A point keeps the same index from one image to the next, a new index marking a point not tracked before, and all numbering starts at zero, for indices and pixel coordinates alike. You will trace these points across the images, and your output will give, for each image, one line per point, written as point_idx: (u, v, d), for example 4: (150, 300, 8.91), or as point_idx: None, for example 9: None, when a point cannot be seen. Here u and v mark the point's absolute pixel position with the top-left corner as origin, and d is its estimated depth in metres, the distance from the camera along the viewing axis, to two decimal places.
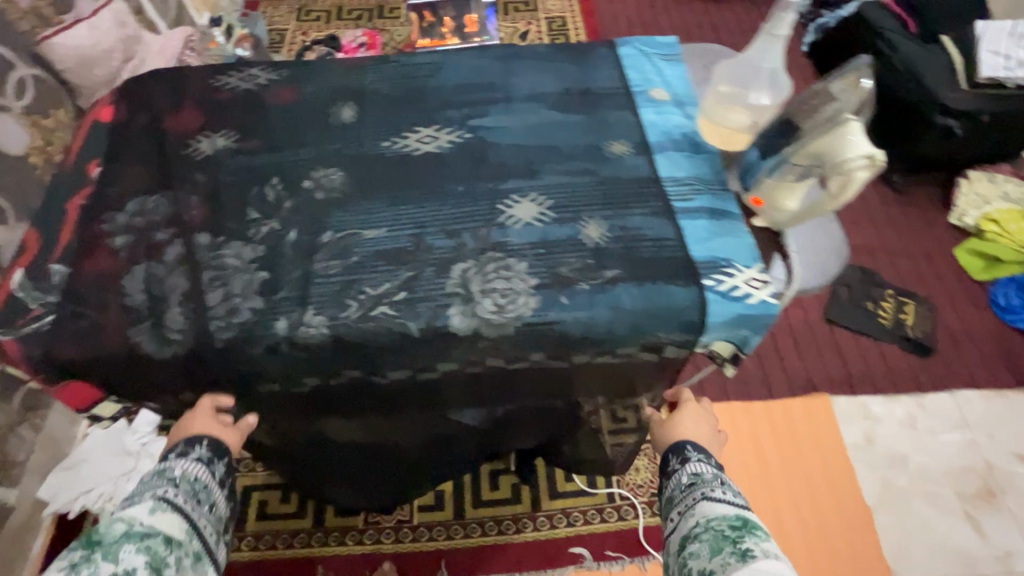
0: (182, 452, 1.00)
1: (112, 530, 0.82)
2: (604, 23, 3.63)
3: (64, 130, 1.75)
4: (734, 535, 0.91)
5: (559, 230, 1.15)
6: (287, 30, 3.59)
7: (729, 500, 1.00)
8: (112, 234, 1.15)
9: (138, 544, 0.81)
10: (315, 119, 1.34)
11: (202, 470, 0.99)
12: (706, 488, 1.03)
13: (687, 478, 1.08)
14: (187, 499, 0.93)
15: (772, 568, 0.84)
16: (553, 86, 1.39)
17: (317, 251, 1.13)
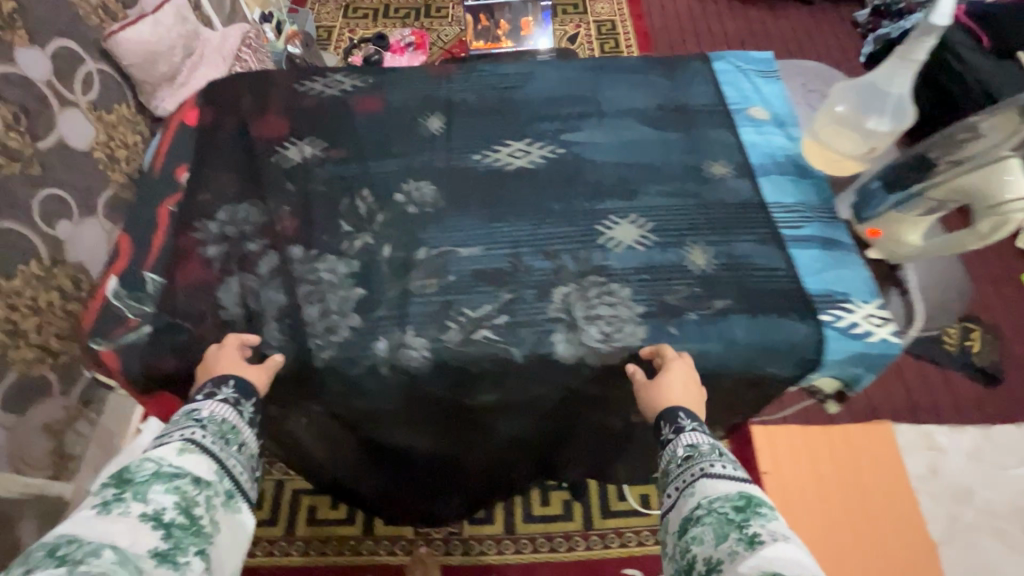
0: (209, 393, 0.89)
1: (141, 470, 0.73)
2: (655, 27, 3.51)
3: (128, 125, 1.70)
4: (742, 519, 0.71)
5: (662, 255, 1.11)
6: (335, 27, 3.56)
7: (729, 475, 0.79)
8: (205, 242, 1.13)
9: (166, 485, 0.72)
10: (404, 129, 1.31)
11: (229, 411, 0.87)
12: (702, 465, 0.81)
13: (681, 450, 0.85)
14: (215, 440, 0.82)
15: (787, 557, 0.65)
16: (646, 101, 1.34)
17: (414, 268, 1.10)
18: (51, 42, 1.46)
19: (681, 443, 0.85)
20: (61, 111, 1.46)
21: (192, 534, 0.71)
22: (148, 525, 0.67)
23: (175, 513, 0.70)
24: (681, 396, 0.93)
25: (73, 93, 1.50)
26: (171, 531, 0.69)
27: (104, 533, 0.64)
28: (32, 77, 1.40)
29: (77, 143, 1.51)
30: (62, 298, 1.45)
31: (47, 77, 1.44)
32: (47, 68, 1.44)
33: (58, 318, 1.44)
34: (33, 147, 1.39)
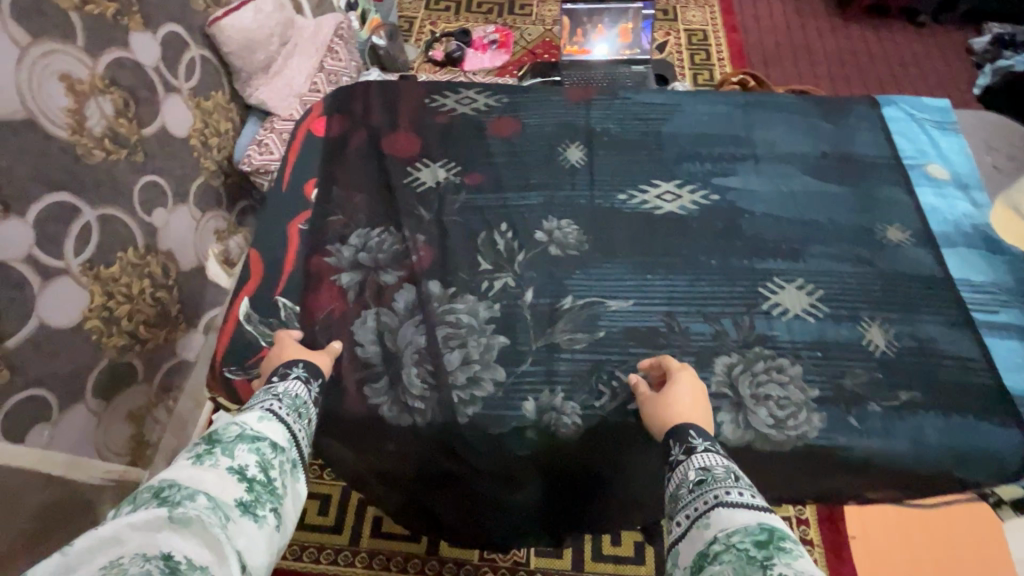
0: (282, 372, 0.83)
1: (226, 430, 0.67)
2: (749, 29, 3.10)
3: (223, 113, 1.63)
4: (764, 558, 0.56)
5: (836, 330, 1.00)
6: (416, 18, 3.42)
7: (749, 502, 0.63)
8: (338, 269, 1.07)
9: (250, 444, 0.66)
10: (541, 158, 1.22)
11: (302, 388, 0.81)
12: (717, 490, 0.66)
13: (693, 474, 0.70)
14: (290, 412, 0.75)
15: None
16: (808, 147, 1.22)
17: (559, 319, 1.01)
18: (162, 26, 1.40)
19: (694, 466, 0.70)
20: (166, 97, 1.40)
21: (272, 494, 0.63)
22: (234, 478, 0.61)
23: (257, 471, 0.64)
24: (688, 410, 0.82)
25: (177, 79, 1.44)
26: (254, 486, 0.62)
27: (194, 481, 0.59)
28: (143, 61, 1.33)
29: (179, 130, 1.45)
30: (153, 286, 1.37)
31: (155, 62, 1.37)
32: (157, 53, 1.38)
33: (147, 304, 1.35)
34: (139, 134, 1.33)
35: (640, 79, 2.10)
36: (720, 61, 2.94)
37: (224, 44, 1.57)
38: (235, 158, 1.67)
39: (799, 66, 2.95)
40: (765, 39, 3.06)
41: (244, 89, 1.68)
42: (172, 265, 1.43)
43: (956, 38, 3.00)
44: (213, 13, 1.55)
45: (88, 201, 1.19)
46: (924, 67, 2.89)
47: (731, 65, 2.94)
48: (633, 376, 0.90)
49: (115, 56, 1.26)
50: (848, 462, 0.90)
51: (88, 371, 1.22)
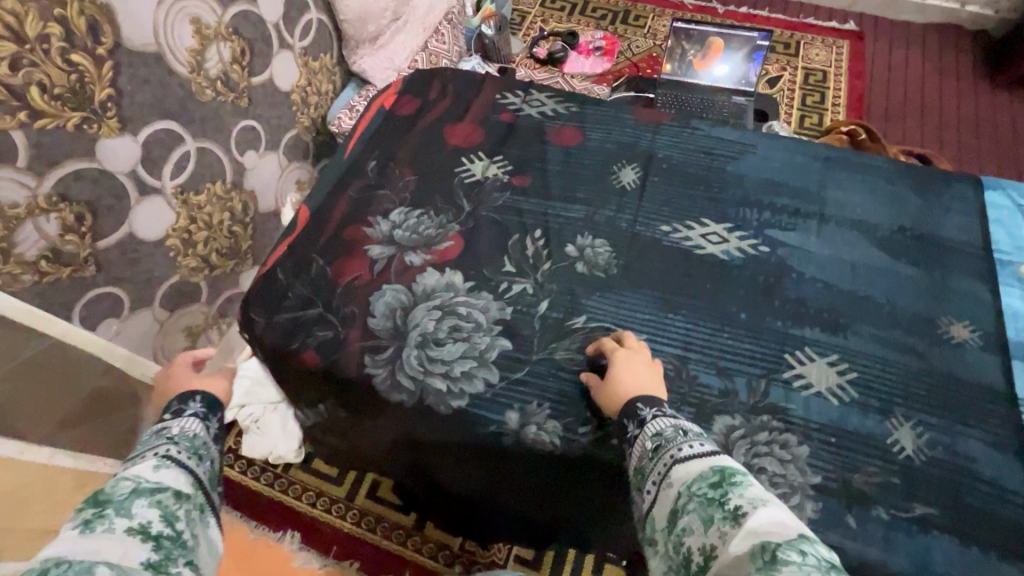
0: (176, 411, 0.81)
1: (119, 487, 0.64)
2: (874, 74, 2.87)
3: (326, 75, 1.74)
4: (721, 496, 0.61)
5: (859, 419, 0.92)
6: (529, 14, 3.45)
7: (699, 452, 0.68)
8: (372, 241, 1.12)
9: (148, 498, 0.64)
10: (595, 174, 1.20)
11: (200, 426, 0.81)
12: (671, 449, 0.70)
13: (649, 442, 0.73)
14: (189, 455, 0.75)
15: (774, 521, 0.56)
16: (885, 218, 1.12)
17: (566, 337, 1.01)
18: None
19: (647, 433, 0.74)
20: (278, 52, 1.49)
21: (182, 546, 0.62)
22: (134, 539, 0.59)
23: (161, 526, 0.62)
24: (634, 384, 0.86)
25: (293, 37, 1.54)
26: (159, 543, 0.60)
27: (90, 551, 0.56)
28: (266, 16, 1.42)
29: (282, 84, 1.54)
30: (232, 220, 1.48)
31: (277, 19, 1.46)
32: (279, 10, 1.46)
33: (222, 236, 1.47)
34: (248, 82, 1.42)
35: (738, 112, 2.00)
36: (835, 107, 2.74)
37: (341, 11, 1.66)
38: (327, 117, 1.79)
39: (922, 127, 2.68)
40: (892, 91, 2.81)
41: (350, 57, 1.80)
42: (252, 203, 1.55)
43: None
44: None
45: (191, 133, 1.29)
46: None
47: (845, 113, 2.72)
48: (583, 374, 0.93)
49: (241, 9, 1.33)
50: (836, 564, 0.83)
51: (158, 284, 1.33)
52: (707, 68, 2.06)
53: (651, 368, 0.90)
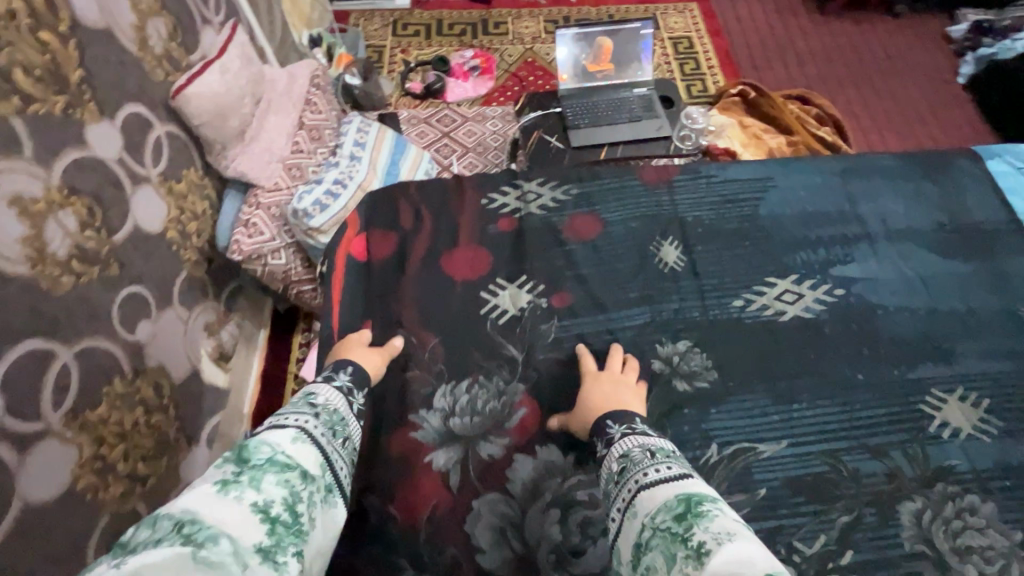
0: (327, 379, 0.81)
1: (258, 449, 0.61)
2: (728, 24, 2.82)
3: (196, 192, 1.31)
4: (685, 531, 0.56)
5: (1017, 449, 0.88)
6: (384, 46, 2.90)
7: (665, 476, 0.64)
8: (430, 447, 0.88)
9: (279, 473, 0.60)
10: (638, 263, 1.05)
11: (342, 402, 0.77)
12: (636, 474, 0.67)
13: (615, 464, 0.71)
14: (326, 431, 0.71)
15: (738, 557, 0.51)
16: (923, 218, 1.10)
17: (709, 481, 0.85)
18: (122, 108, 1.09)
19: (614, 456, 0.71)
20: (135, 190, 1.11)
21: (295, 535, 0.56)
22: (257, 517, 0.54)
23: (283, 508, 0.57)
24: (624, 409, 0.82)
25: (144, 164, 1.14)
26: (277, 527, 0.55)
27: (215, 520, 0.51)
28: (102, 155, 1.02)
29: (150, 226, 1.14)
30: (148, 414, 1.06)
31: (118, 152, 1.07)
32: (119, 140, 1.07)
33: (145, 435, 1.05)
34: (111, 242, 1.03)
35: (645, 102, 1.96)
36: (711, 69, 2.65)
37: (192, 116, 1.25)
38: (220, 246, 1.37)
39: (788, 68, 2.63)
40: (751, 40, 2.74)
41: (219, 163, 1.35)
42: (164, 380, 1.13)
43: (933, 24, 2.72)
44: (175, 82, 1.24)
45: (62, 339, 0.89)
46: (911, 58, 2.60)
47: (723, 75, 2.62)
48: (552, 419, 0.87)
49: (71, 158, 0.96)
50: None
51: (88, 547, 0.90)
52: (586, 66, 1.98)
53: (632, 389, 0.87)
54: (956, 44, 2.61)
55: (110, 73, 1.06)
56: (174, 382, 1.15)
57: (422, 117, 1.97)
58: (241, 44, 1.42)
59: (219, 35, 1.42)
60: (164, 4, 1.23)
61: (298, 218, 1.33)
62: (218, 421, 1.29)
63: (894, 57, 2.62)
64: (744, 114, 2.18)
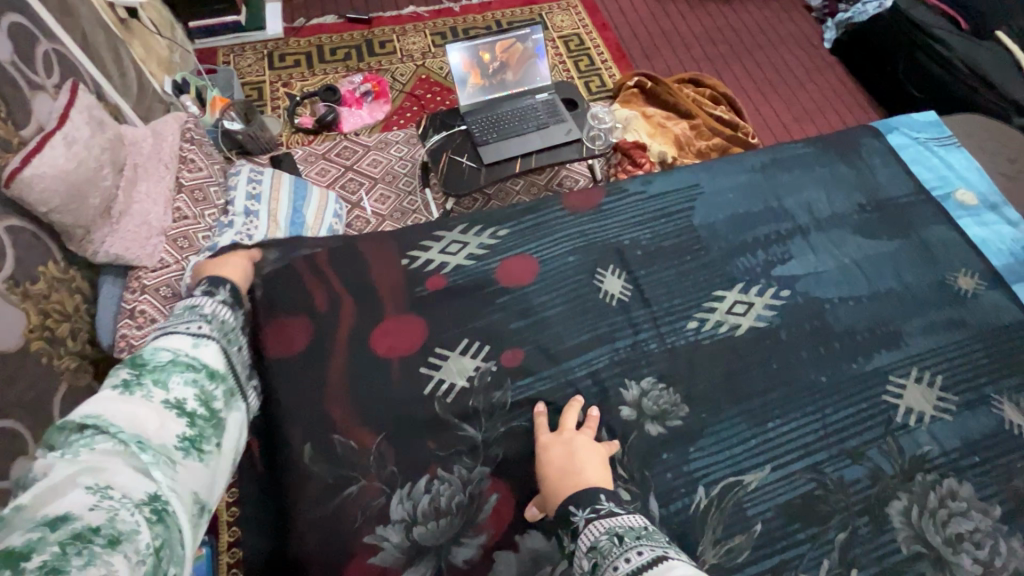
0: (208, 292, 0.80)
1: (158, 358, 0.64)
2: (613, 17, 2.85)
3: (63, 292, 1.09)
4: None
5: (977, 422, 0.89)
6: (262, 82, 2.66)
7: (634, 568, 0.56)
8: (396, 569, 0.75)
9: (185, 376, 0.64)
10: (583, 300, 0.97)
11: (229, 312, 0.80)
12: (606, 569, 0.58)
13: (586, 560, 0.62)
14: (222, 339, 0.75)
15: None
16: (844, 201, 1.11)
17: (705, 530, 0.79)
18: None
19: (582, 550, 0.63)
20: None
21: (213, 426, 0.64)
22: (173, 413, 0.60)
23: (196, 404, 0.63)
24: (600, 479, 0.73)
25: None
26: (195, 420, 0.61)
27: (132, 418, 0.56)
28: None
29: (9, 343, 0.94)
30: None
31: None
32: None
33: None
34: None
35: (549, 107, 1.90)
36: (606, 64, 2.65)
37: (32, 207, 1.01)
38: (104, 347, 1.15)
39: (677, 53, 2.69)
40: (638, 30, 2.78)
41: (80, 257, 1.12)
42: None
43: None
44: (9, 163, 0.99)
45: None
46: (784, 29, 2.76)
47: (618, 68, 2.64)
48: (529, 511, 0.77)
49: None
50: None
51: None
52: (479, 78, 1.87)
53: (598, 449, 0.78)
54: (818, 13, 2.78)
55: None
56: None
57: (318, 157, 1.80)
58: (88, 108, 1.17)
59: (57, 99, 1.16)
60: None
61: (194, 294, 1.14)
62: None
63: (768, 30, 2.76)
64: (645, 106, 2.19)
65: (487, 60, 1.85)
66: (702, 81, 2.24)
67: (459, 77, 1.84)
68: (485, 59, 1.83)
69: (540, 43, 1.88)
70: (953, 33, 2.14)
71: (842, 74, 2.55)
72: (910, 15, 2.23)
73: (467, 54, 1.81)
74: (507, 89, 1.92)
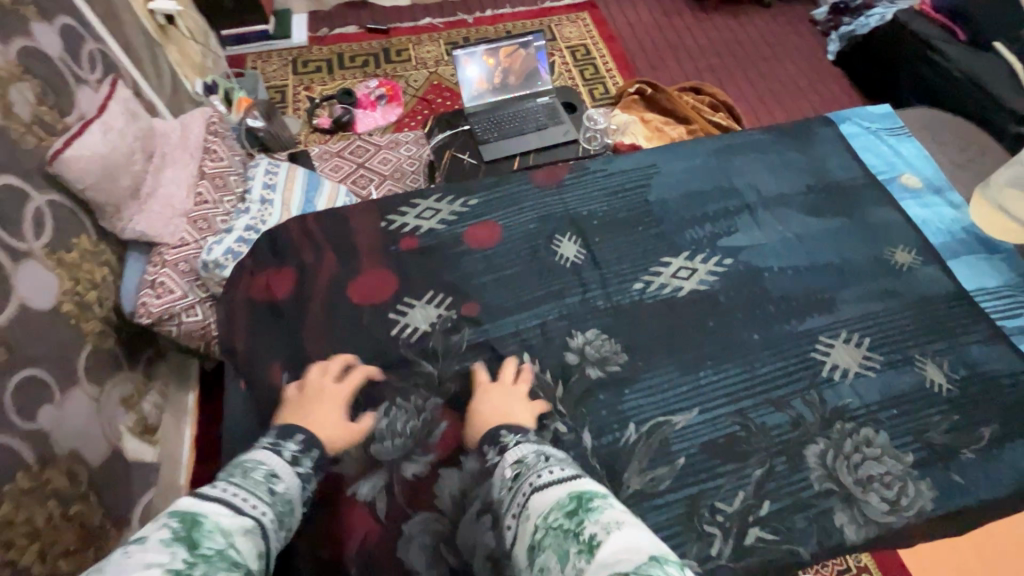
0: (276, 446, 0.73)
1: (213, 531, 0.53)
2: (619, 28, 2.98)
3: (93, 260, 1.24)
4: (577, 524, 0.56)
5: (899, 379, 0.96)
6: (285, 86, 2.86)
7: (556, 477, 0.64)
8: (352, 478, 0.85)
9: (228, 572, 0.50)
10: (539, 262, 1.08)
11: (297, 486, 0.70)
12: (530, 477, 0.67)
13: (510, 471, 0.71)
14: (276, 521, 0.63)
15: (626, 546, 0.51)
16: (792, 183, 1.19)
17: (632, 460, 0.88)
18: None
19: (508, 461, 0.71)
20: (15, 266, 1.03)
21: None
22: None
23: None
24: (525, 420, 0.83)
25: (21, 238, 1.06)
26: None
27: None
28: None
29: (39, 302, 1.07)
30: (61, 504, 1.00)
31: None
32: None
33: (63, 528, 1.00)
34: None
35: (550, 110, 2.03)
36: (610, 72, 2.77)
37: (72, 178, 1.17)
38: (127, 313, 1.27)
39: (677, 62, 2.79)
40: (642, 42, 2.90)
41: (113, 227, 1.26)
42: (79, 465, 1.07)
43: (800, 12, 2.99)
44: (52, 147, 1.15)
45: None
46: (784, 40, 2.84)
47: (621, 76, 2.76)
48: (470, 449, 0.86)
49: None
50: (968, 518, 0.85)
51: None
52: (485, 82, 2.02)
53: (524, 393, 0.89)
54: (821, 26, 2.86)
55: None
56: (92, 466, 1.09)
57: (334, 151, 1.86)
58: (124, 100, 1.33)
59: (99, 92, 1.33)
60: (28, 69, 1.15)
61: (210, 271, 1.28)
62: (150, 497, 1.25)
63: (768, 41, 2.85)
64: (645, 111, 2.26)
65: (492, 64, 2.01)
66: (702, 88, 2.31)
67: (465, 81, 1.98)
68: (490, 64, 1.99)
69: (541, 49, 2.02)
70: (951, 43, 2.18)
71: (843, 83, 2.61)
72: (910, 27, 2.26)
73: (473, 57, 1.97)
74: (511, 92, 2.05)
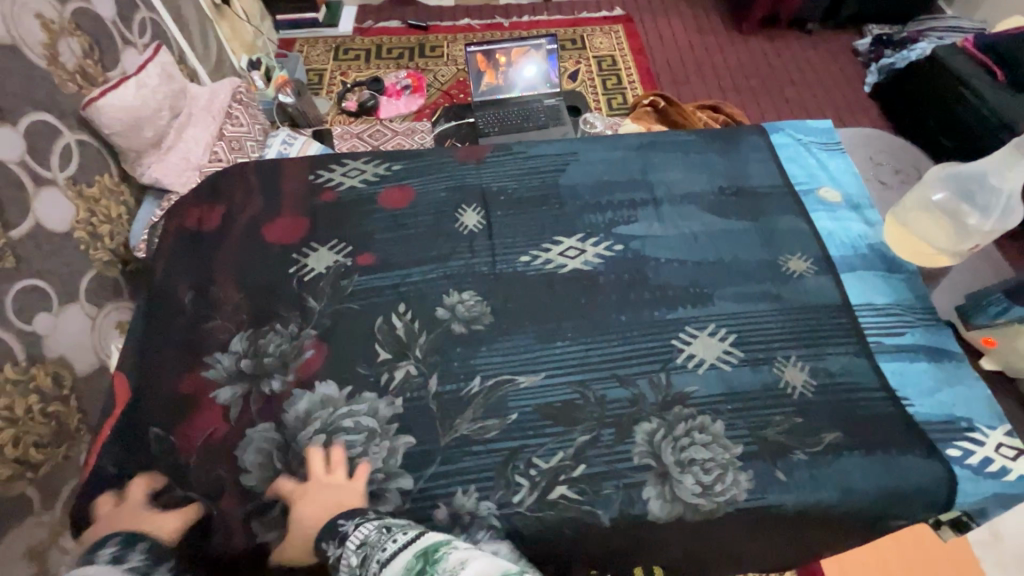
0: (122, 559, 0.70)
1: None
2: (651, 41, 2.90)
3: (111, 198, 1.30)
4: (428, 575, 0.56)
5: (752, 376, 0.96)
6: (324, 71, 3.04)
7: (399, 544, 0.62)
8: (218, 383, 0.97)
9: None
10: (442, 227, 1.16)
11: None
12: (376, 553, 0.64)
13: (354, 556, 0.67)
14: None
15: (484, 570, 0.54)
16: (705, 184, 1.21)
17: (466, 408, 0.94)
18: (27, 115, 1.11)
19: (350, 547, 0.67)
20: (38, 190, 1.11)
21: None
22: None
23: None
24: (355, 503, 0.81)
25: (47, 167, 1.13)
26: None
27: None
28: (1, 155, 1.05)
29: (55, 225, 1.14)
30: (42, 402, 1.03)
31: (21, 153, 1.08)
32: (20, 143, 1.09)
33: (40, 422, 1.02)
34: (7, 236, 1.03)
35: (554, 112, 2.02)
36: (632, 83, 2.68)
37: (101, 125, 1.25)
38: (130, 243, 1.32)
39: (704, 80, 2.69)
40: (670, 58, 2.81)
41: (135, 170, 1.34)
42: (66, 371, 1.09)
43: (841, 42, 2.81)
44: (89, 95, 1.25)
45: None
46: (822, 65, 2.70)
47: (642, 87, 2.67)
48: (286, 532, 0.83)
49: None
50: (779, 515, 0.86)
51: None
52: (499, 78, 2.03)
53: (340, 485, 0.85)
54: (862, 58, 2.70)
55: (14, 81, 1.09)
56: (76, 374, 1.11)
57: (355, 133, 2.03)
58: (163, 63, 1.44)
59: (143, 54, 1.45)
60: (80, 24, 1.26)
61: None
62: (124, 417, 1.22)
63: (805, 65, 2.71)
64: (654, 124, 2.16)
65: (504, 61, 2.01)
66: (721, 107, 2.19)
67: (475, 76, 2.01)
68: (500, 61, 2.00)
69: (553, 47, 2.00)
70: (986, 83, 2.03)
71: (873, 115, 2.47)
72: (947, 64, 2.13)
73: (484, 54, 1.98)
74: (523, 91, 2.05)
